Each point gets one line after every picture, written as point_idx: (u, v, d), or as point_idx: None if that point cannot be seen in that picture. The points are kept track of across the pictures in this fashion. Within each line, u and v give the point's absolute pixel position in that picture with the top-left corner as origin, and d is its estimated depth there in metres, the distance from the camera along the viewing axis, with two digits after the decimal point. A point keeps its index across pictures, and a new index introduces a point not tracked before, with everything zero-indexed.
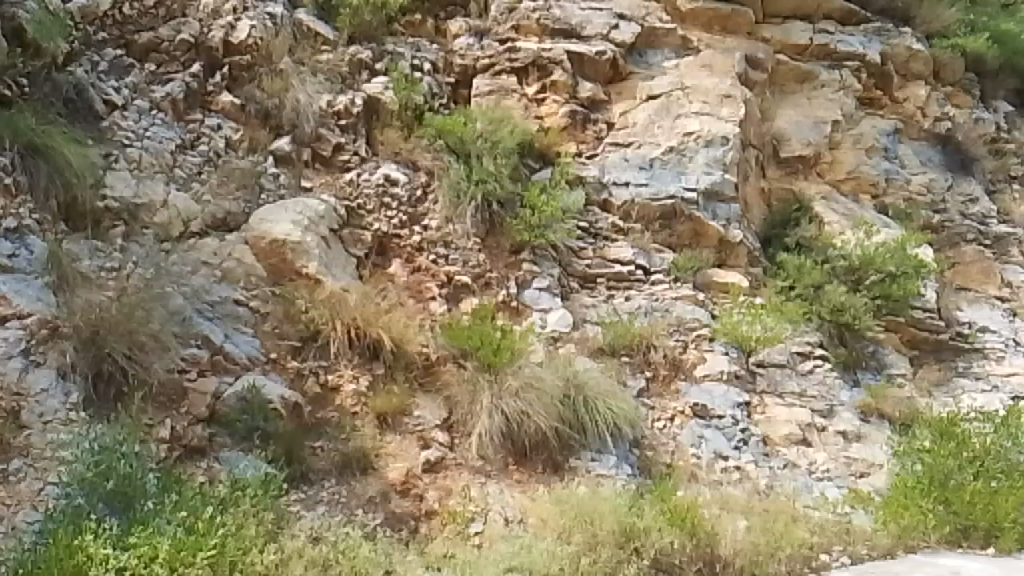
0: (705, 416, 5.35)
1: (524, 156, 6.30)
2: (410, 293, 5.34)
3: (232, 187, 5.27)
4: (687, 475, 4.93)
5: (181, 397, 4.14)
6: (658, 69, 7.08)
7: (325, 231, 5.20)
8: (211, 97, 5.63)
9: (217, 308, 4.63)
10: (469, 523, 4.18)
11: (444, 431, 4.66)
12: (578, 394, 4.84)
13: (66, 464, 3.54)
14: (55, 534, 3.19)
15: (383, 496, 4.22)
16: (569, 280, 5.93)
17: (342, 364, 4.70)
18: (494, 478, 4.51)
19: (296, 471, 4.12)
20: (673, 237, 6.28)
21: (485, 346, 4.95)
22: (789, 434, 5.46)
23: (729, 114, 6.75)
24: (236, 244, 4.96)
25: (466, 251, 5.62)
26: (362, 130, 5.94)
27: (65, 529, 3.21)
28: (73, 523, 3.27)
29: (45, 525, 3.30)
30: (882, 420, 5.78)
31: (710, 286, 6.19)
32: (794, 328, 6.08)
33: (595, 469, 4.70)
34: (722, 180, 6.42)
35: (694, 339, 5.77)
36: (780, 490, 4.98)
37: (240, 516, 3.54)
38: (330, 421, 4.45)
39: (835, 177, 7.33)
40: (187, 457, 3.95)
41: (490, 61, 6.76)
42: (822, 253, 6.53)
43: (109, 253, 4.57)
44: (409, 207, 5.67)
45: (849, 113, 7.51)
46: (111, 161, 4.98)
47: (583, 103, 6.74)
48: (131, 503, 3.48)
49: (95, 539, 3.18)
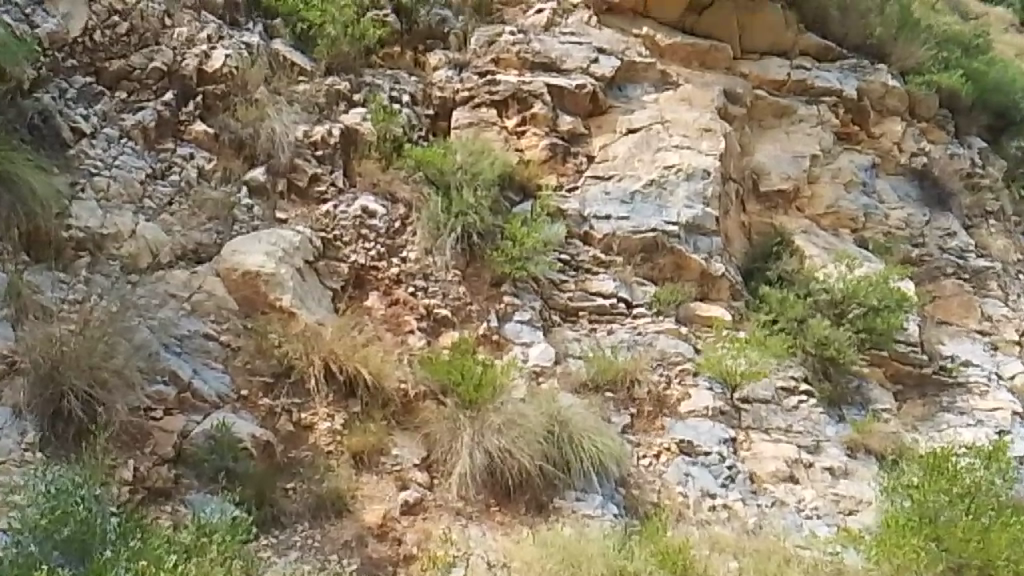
0: (691, 453, 5.21)
1: (504, 188, 6.19)
2: (388, 327, 5.18)
3: (203, 217, 5.11)
4: (674, 514, 4.76)
5: (146, 436, 3.94)
6: (638, 103, 7.04)
7: (299, 263, 5.05)
8: (183, 126, 5.48)
9: (185, 342, 4.44)
10: (450, 568, 3.94)
11: (422, 471, 4.48)
12: (563, 430, 4.66)
13: (20, 510, 3.29)
14: None
15: (359, 540, 4.01)
16: (551, 314, 5.80)
17: (317, 401, 4.52)
18: (475, 520, 4.33)
19: (267, 514, 3.91)
20: (655, 270, 6.19)
21: (466, 381, 4.80)
22: (776, 470, 5.33)
23: (709, 148, 6.72)
24: (207, 276, 4.78)
25: (446, 284, 5.49)
26: (339, 161, 5.82)
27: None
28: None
29: None
30: (869, 456, 5.67)
31: (693, 320, 6.08)
32: (778, 362, 5.98)
33: (581, 509, 4.52)
34: (703, 213, 6.35)
35: (678, 373, 5.65)
36: (770, 529, 4.82)
37: (206, 566, 3.34)
38: (303, 461, 4.24)
39: (814, 211, 7.29)
40: (151, 500, 3.75)
41: (469, 93, 6.68)
42: (804, 287, 6.47)
43: (72, 285, 4.38)
44: (387, 239, 5.55)
45: (827, 147, 7.53)
46: (78, 190, 4.80)
47: (563, 136, 6.67)
48: (89, 552, 3.23)
49: None
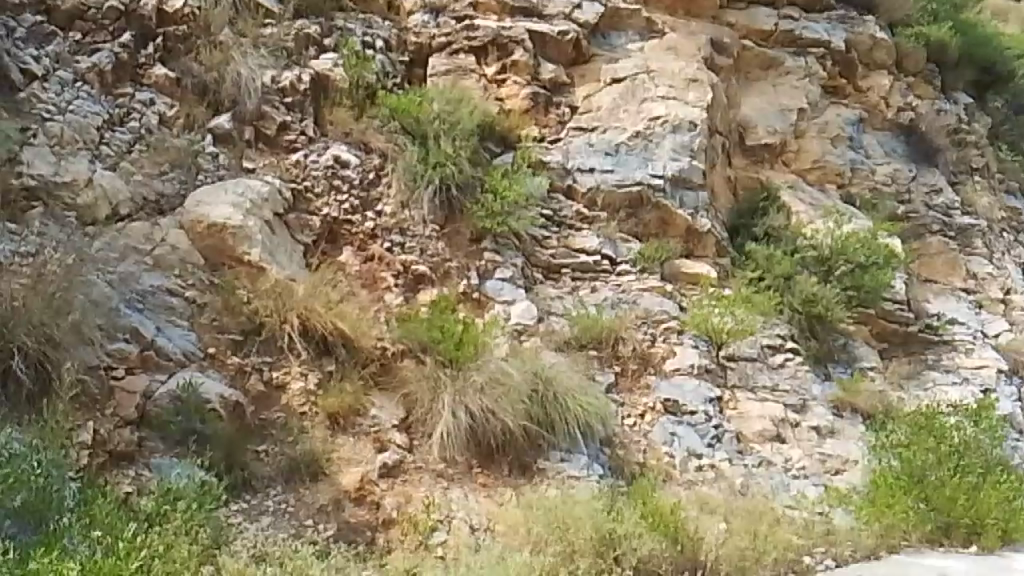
0: (677, 413, 5.05)
1: (483, 139, 5.94)
2: (363, 284, 4.95)
3: (165, 167, 4.81)
4: (661, 475, 4.61)
5: (107, 396, 3.69)
6: (622, 51, 6.78)
7: (269, 215, 4.79)
8: (143, 69, 5.14)
9: (147, 298, 4.17)
10: (431, 533, 3.78)
11: (401, 432, 4.29)
12: (547, 389, 4.49)
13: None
14: None
15: (335, 504, 3.80)
16: (533, 271, 5.59)
17: (290, 360, 4.29)
18: (457, 483, 4.16)
19: (237, 478, 3.69)
20: (640, 226, 5.98)
21: (447, 339, 4.65)
22: (762, 430, 5.20)
23: (696, 99, 6.47)
24: (170, 229, 4.51)
25: (424, 239, 5.26)
26: (309, 109, 5.52)
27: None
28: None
29: None
30: (855, 415, 5.57)
31: (678, 277, 5.90)
32: (764, 320, 5.84)
33: (566, 470, 4.36)
34: (690, 167, 6.13)
35: (663, 331, 5.48)
36: (757, 490, 4.70)
37: (169, 535, 3.08)
38: (275, 422, 4.02)
39: (800, 166, 7.12)
40: (113, 464, 3.48)
41: (447, 39, 6.38)
42: (791, 244, 6.32)
43: (23, 237, 4.07)
44: (361, 191, 5.29)
45: (814, 101, 7.34)
46: (29, 136, 4.48)
47: (545, 85, 6.42)
48: (42, 521, 2.98)
49: None
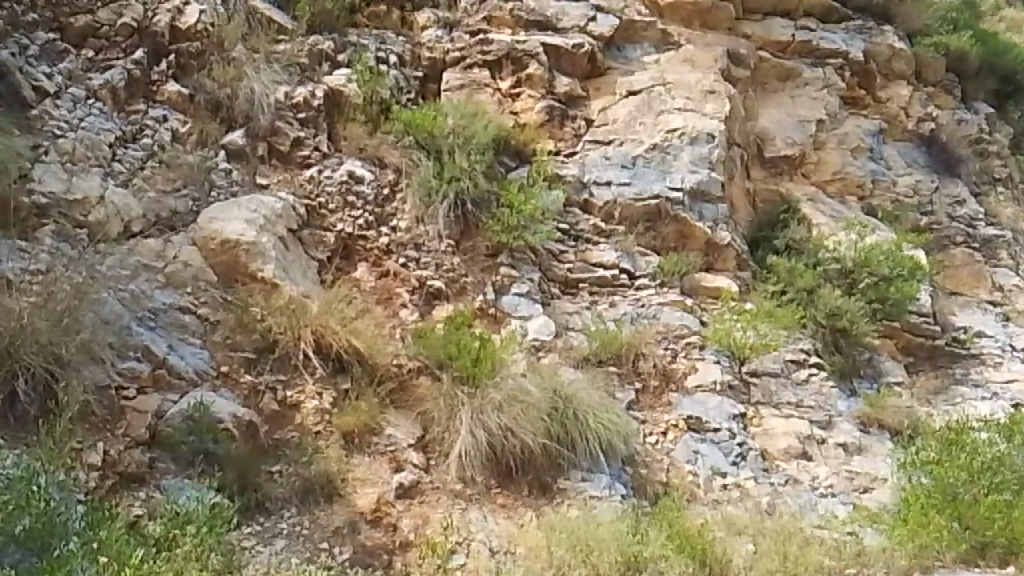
0: (700, 430, 4.92)
1: (499, 153, 5.85)
2: (378, 300, 4.87)
3: (179, 183, 4.75)
4: (685, 494, 4.47)
5: (117, 416, 3.60)
6: (638, 64, 6.71)
7: (283, 231, 4.71)
8: (156, 86, 5.10)
9: (160, 316, 4.09)
10: (450, 556, 3.65)
11: (418, 451, 4.19)
12: (566, 407, 4.37)
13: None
14: None
15: (351, 526, 3.69)
16: (550, 286, 5.50)
17: (304, 378, 4.20)
18: (476, 503, 4.04)
19: (250, 500, 3.58)
20: (659, 239, 5.88)
21: (463, 356, 4.52)
22: (787, 447, 5.05)
23: (714, 111, 6.37)
24: (183, 246, 4.44)
25: (439, 254, 5.18)
26: (323, 124, 5.46)
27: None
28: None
29: None
30: (883, 431, 5.40)
31: (698, 291, 5.79)
32: (788, 335, 5.71)
33: (588, 490, 4.22)
34: (709, 179, 6.02)
35: (684, 347, 5.36)
36: (784, 508, 4.55)
37: (178, 561, 2.99)
38: (290, 442, 3.92)
39: (821, 178, 7.02)
40: (124, 487, 3.39)
41: (460, 54, 6.33)
42: (813, 256, 6.20)
43: (34, 254, 3.99)
44: (375, 206, 5.21)
45: (833, 112, 7.25)
46: (40, 153, 4.42)
47: (560, 98, 6.35)
48: (45, 547, 2.86)
49: None
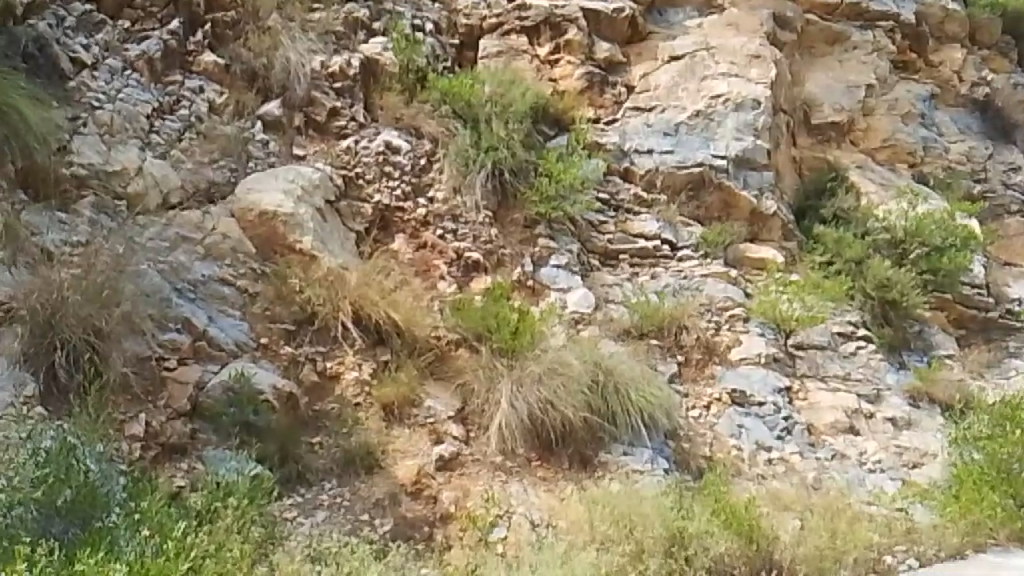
0: (744, 404, 4.81)
1: (538, 122, 5.74)
2: (416, 272, 4.81)
3: (216, 155, 4.73)
4: (730, 469, 4.37)
5: (159, 387, 3.58)
6: (680, 28, 6.56)
7: (320, 202, 4.67)
8: (192, 56, 5.06)
9: (199, 287, 4.07)
10: (491, 529, 3.61)
11: (458, 424, 4.15)
12: (607, 380, 4.29)
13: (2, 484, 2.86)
14: None
15: (391, 498, 3.67)
16: (589, 258, 5.40)
17: (344, 350, 4.18)
18: (516, 476, 3.99)
19: (291, 472, 3.58)
20: (701, 209, 5.75)
21: (501, 329, 4.49)
22: (835, 422, 4.90)
23: (759, 76, 6.17)
24: (221, 217, 4.42)
25: (476, 225, 5.08)
26: (359, 94, 5.40)
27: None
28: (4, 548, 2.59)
29: None
30: (933, 405, 5.24)
31: (743, 262, 5.64)
32: (835, 306, 5.57)
33: (629, 465, 4.14)
34: (754, 146, 5.85)
35: (728, 319, 5.24)
36: (831, 484, 4.43)
37: (220, 534, 2.98)
38: (329, 414, 3.89)
39: (869, 146, 6.80)
40: (166, 458, 3.39)
41: (498, 20, 6.20)
42: (861, 226, 6.02)
43: (74, 226, 3.96)
44: (413, 177, 5.15)
45: (883, 76, 7.00)
46: (79, 125, 4.38)
47: (600, 65, 6.22)
48: (87, 519, 2.83)
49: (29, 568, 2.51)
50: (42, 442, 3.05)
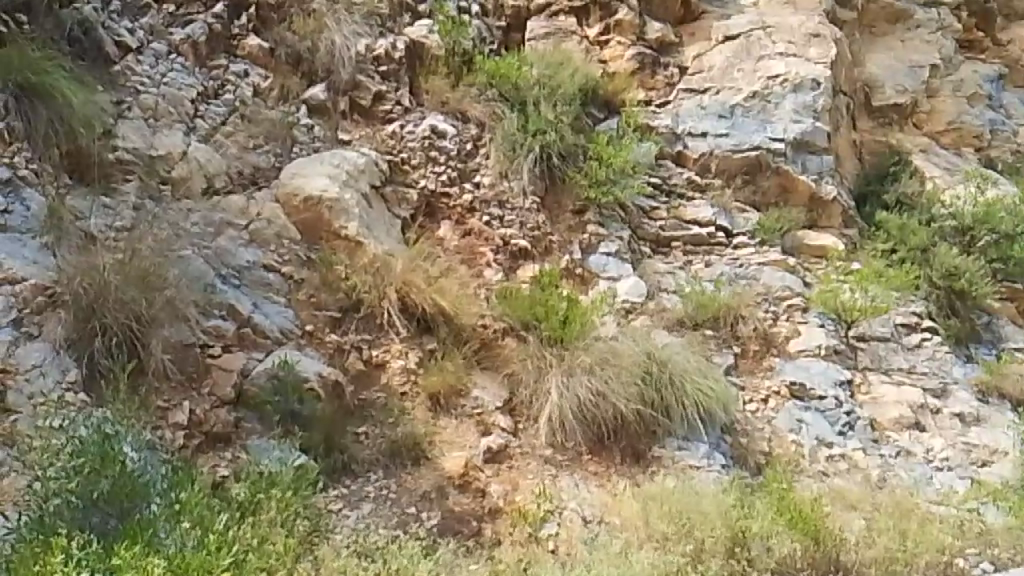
0: (804, 398, 4.60)
1: (587, 105, 5.57)
2: (462, 259, 4.69)
3: (261, 140, 4.65)
4: (791, 465, 4.16)
5: (203, 374, 3.50)
6: (735, 7, 6.34)
7: (365, 188, 4.57)
8: (236, 40, 4.98)
9: (244, 274, 3.99)
10: (542, 524, 3.48)
11: (506, 415, 4.02)
12: (661, 371, 4.13)
13: (39, 473, 2.80)
14: (19, 552, 2.46)
15: (439, 491, 3.55)
16: (640, 245, 5.23)
17: (390, 338, 4.07)
18: (566, 470, 3.84)
19: (337, 462, 3.48)
20: (758, 194, 5.53)
21: (551, 318, 4.36)
22: (900, 417, 4.66)
23: (819, 55, 5.93)
24: (266, 203, 4.34)
25: (524, 212, 4.93)
26: (404, 78, 5.28)
27: (27, 551, 2.46)
28: (41, 538, 2.53)
29: (18, 534, 2.58)
30: (1004, 401, 4.95)
31: (801, 251, 5.44)
32: (900, 297, 5.30)
33: (684, 460, 3.97)
34: (814, 129, 5.61)
35: (787, 309, 5.04)
36: (898, 483, 4.20)
37: (263, 527, 2.89)
38: (375, 403, 3.79)
39: (933, 129, 6.51)
40: (210, 447, 3.32)
41: (546, 1, 6.04)
42: (926, 212, 5.76)
43: (119, 211, 3.90)
44: (459, 162, 5.02)
45: (948, 56, 6.71)
46: (124, 109, 4.32)
47: (651, 45, 6.03)
48: (126, 510, 2.74)
49: (66, 562, 2.44)
50: (78, 432, 2.98)
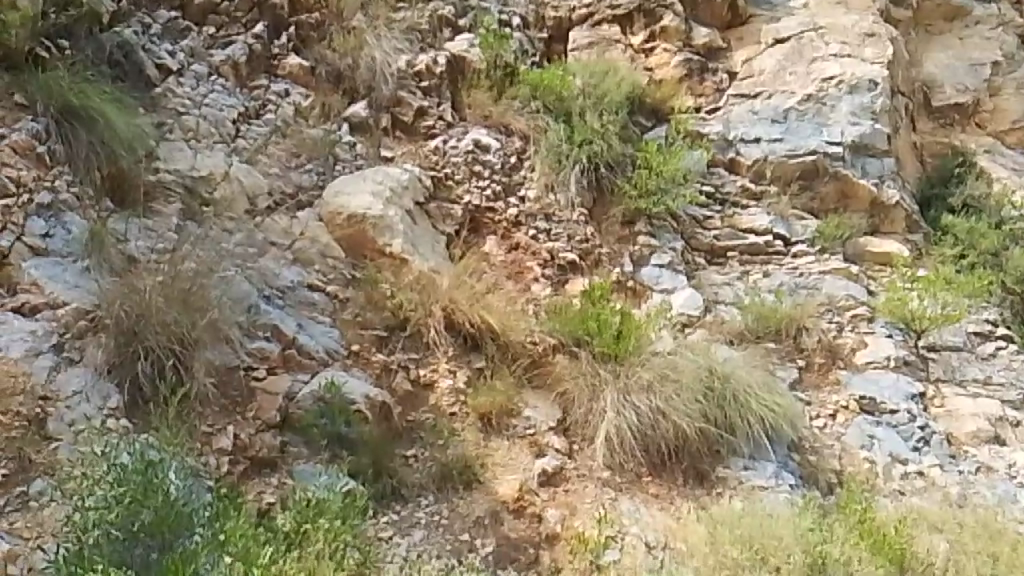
0: (875, 412, 4.34)
1: (634, 113, 5.43)
2: (509, 274, 4.53)
3: (303, 159, 4.58)
4: (866, 485, 3.91)
5: (248, 398, 3.40)
6: (784, 9, 6.11)
7: (409, 204, 4.45)
8: (277, 60, 4.93)
9: (288, 295, 3.89)
10: (603, 552, 3.27)
11: (559, 435, 3.84)
12: (723, 387, 3.92)
13: (79, 503, 2.69)
14: None
15: (493, 516, 3.38)
16: (694, 256, 5.06)
17: (437, 357, 3.92)
18: (626, 493, 3.64)
19: (385, 487, 3.33)
20: (816, 200, 5.31)
21: (604, 333, 4.13)
22: (977, 431, 4.35)
23: (874, 55, 5.72)
24: (309, 222, 4.25)
25: (572, 224, 4.77)
26: (446, 93, 5.19)
27: None
28: None
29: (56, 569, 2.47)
30: None
31: (864, 257, 5.21)
32: (972, 303, 5.02)
33: (751, 481, 3.75)
34: (872, 131, 5.38)
35: (851, 320, 4.79)
36: (979, 501, 3.90)
37: (310, 560, 2.74)
38: (424, 424, 3.64)
39: (998, 129, 6.19)
40: (255, 473, 3.20)
41: (588, 10, 5.92)
42: (996, 215, 5.54)
43: (161, 233, 3.83)
44: (503, 175, 4.89)
45: (1011, 53, 6.36)
46: (165, 131, 4.28)
47: (698, 51, 5.86)
48: (168, 543, 2.61)
49: None
50: (120, 458, 2.87)
